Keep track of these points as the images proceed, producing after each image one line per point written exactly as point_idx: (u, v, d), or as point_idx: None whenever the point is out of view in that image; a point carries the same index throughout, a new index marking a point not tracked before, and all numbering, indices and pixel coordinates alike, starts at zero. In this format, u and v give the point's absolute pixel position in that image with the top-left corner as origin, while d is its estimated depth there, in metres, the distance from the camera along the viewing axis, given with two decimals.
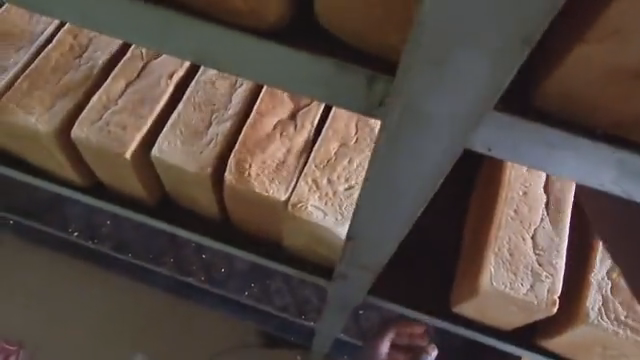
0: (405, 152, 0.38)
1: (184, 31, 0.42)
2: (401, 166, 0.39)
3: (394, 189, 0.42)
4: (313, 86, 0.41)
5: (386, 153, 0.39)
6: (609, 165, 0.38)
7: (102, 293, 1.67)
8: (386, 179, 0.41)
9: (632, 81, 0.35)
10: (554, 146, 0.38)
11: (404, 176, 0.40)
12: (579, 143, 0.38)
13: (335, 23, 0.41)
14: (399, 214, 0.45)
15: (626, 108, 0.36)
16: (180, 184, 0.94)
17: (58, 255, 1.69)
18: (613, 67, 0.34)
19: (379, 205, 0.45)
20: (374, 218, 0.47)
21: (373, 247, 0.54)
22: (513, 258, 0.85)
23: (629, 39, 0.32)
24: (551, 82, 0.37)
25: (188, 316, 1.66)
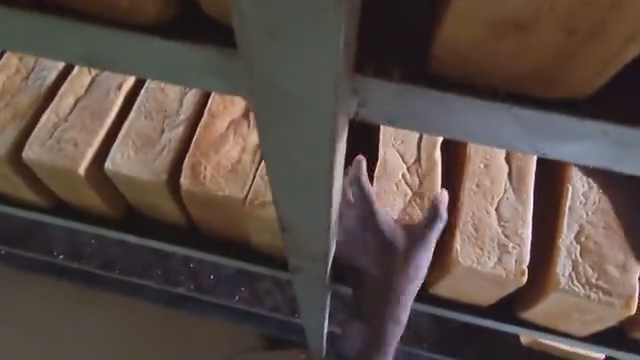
0: (289, 126, 0.39)
1: (68, 34, 0.41)
2: (294, 142, 0.40)
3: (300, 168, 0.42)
4: (206, 78, 0.40)
5: (274, 130, 0.39)
6: (503, 122, 0.37)
7: (97, 313, 1.66)
8: (289, 157, 0.42)
9: (512, 36, 0.33)
10: (450, 103, 0.37)
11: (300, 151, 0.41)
12: (472, 103, 0.37)
13: (216, 10, 0.40)
14: (317, 195, 0.45)
15: (516, 63, 0.35)
16: (138, 194, 0.94)
17: (50, 279, 1.69)
18: (492, 27, 0.33)
19: (299, 189, 0.45)
20: (297, 203, 0.47)
21: (309, 234, 0.53)
22: (477, 232, 0.83)
23: None
24: (438, 47, 0.36)
25: (183, 326, 1.66)
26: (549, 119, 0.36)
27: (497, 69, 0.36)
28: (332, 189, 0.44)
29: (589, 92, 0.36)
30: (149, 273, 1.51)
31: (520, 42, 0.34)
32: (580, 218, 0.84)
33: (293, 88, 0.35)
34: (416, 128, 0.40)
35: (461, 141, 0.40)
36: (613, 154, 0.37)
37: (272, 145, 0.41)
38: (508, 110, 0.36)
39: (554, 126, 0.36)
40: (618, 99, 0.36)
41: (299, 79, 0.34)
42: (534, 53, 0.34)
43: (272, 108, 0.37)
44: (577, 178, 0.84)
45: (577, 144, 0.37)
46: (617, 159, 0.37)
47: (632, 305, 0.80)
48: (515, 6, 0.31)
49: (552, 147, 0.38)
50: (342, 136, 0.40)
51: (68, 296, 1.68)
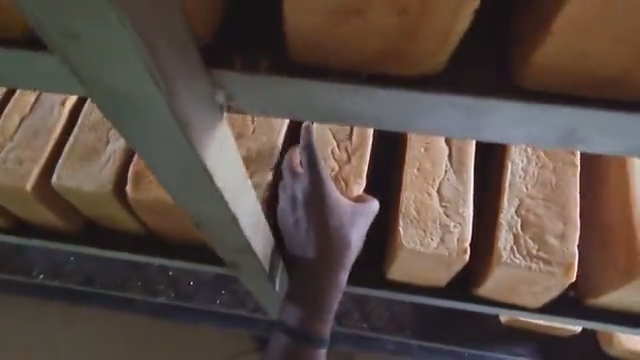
0: (155, 143, 0.38)
1: None
2: (168, 157, 0.39)
3: (185, 180, 0.43)
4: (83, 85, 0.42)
5: (144, 147, 0.39)
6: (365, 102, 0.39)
7: (83, 329, 1.68)
8: (173, 171, 0.41)
9: (353, 20, 0.35)
10: (310, 86, 0.39)
11: (177, 166, 0.40)
12: (331, 88, 0.39)
13: None
14: (208, 196, 0.46)
15: (366, 46, 0.37)
16: (90, 206, 0.95)
17: (34, 298, 1.70)
18: (332, 12, 0.34)
19: (189, 192, 0.46)
20: (198, 205, 0.48)
21: (223, 229, 0.54)
22: (419, 215, 0.85)
23: None
24: (293, 36, 0.37)
25: (168, 335, 1.67)
26: (404, 95, 0.38)
27: (351, 54, 0.37)
28: (221, 191, 0.45)
29: (442, 67, 0.38)
30: (129, 284, 1.52)
31: (362, 24, 0.35)
32: (520, 193, 0.85)
33: (141, 111, 0.34)
34: (289, 115, 0.41)
35: (334, 124, 0.42)
36: (470, 124, 0.39)
37: (152, 162, 0.40)
38: (367, 90, 0.38)
39: (411, 100, 0.38)
40: (468, 71, 0.38)
41: (141, 100, 0.33)
42: (379, 35, 0.36)
43: (132, 129, 0.36)
44: (516, 152, 0.85)
45: (434, 118, 0.39)
46: (476, 128, 0.39)
47: (572, 271, 0.82)
48: None
49: (419, 119, 0.39)
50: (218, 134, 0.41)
51: (52, 314, 1.69)
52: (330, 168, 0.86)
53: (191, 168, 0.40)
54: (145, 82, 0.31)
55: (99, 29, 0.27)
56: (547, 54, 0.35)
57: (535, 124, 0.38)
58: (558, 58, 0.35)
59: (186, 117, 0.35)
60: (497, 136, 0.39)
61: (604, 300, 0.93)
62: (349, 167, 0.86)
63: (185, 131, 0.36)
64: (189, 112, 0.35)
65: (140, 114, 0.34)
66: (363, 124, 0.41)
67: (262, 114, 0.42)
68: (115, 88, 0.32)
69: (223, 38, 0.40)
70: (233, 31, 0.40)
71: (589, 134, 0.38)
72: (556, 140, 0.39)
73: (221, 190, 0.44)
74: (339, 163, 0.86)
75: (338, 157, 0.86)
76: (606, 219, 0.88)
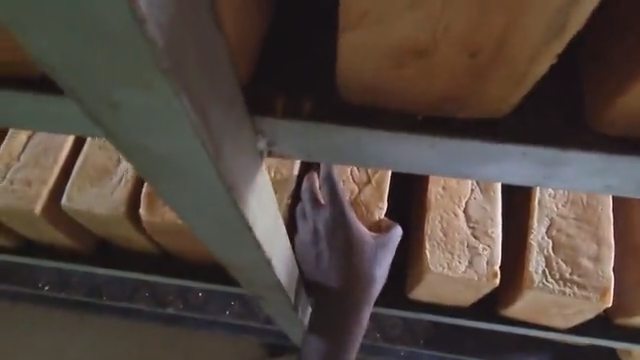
0: (193, 203, 0.34)
1: None
2: (206, 214, 0.36)
3: (222, 233, 0.39)
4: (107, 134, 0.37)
5: (180, 206, 0.34)
6: (420, 152, 0.36)
7: (90, 341, 1.64)
8: (211, 225, 0.38)
9: (417, 61, 0.31)
10: (356, 135, 0.36)
11: (215, 222, 0.37)
12: (381, 136, 0.35)
13: None
14: (242, 246, 0.42)
15: (427, 86, 0.33)
16: (101, 226, 0.92)
17: (39, 308, 1.66)
18: (393, 53, 0.31)
19: (226, 244, 0.42)
20: (230, 252, 0.44)
21: (254, 271, 0.51)
22: (446, 236, 0.82)
23: (381, 21, 0.28)
24: (345, 78, 0.34)
25: (176, 347, 1.63)
26: (462, 146, 0.35)
27: (410, 95, 0.34)
28: (259, 241, 0.41)
29: (509, 111, 0.34)
30: (137, 296, 1.47)
31: (426, 65, 0.31)
32: (551, 212, 0.81)
33: (184, 178, 0.30)
34: (334, 161, 0.38)
35: (380, 169, 0.39)
36: (535, 173, 0.36)
37: (188, 219, 0.37)
38: (422, 141, 0.35)
39: (470, 151, 0.35)
40: (536, 112, 0.35)
41: (184, 168, 0.28)
42: (444, 78, 0.32)
43: (170, 193, 0.32)
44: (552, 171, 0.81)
45: (493, 166, 0.36)
46: (540, 176, 0.36)
47: (608, 296, 0.79)
48: (411, 32, 0.29)
49: (470, 170, 0.37)
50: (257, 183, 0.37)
51: (59, 323, 1.66)
52: (349, 191, 0.85)
53: (231, 224, 0.37)
54: (195, 156, 0.27)
55: (147, 111, 0.22)
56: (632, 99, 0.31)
57: (608, 172, 0.35)
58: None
59: (233, 179, 0.31)
60: (561, 184, 0.37)
61: (633, 321, 0.90)
62: (368, 190, 0.85)
63: (232, 194, 0.32)
64: (234, 173, 0.31)
65: (181, 179, 0.30)
66: (410, 170, 0.39)
67: (305, 157, 0.39)
68: (157, 159, 0.28)
69: (263, 76, 0.36)
70: (276, 68, 0.36)
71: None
72: (633, 185, 0.36)
73: (260, 239, 0.41)
74: (358, 185, 0.86)
75: (358, 179, 0.86)
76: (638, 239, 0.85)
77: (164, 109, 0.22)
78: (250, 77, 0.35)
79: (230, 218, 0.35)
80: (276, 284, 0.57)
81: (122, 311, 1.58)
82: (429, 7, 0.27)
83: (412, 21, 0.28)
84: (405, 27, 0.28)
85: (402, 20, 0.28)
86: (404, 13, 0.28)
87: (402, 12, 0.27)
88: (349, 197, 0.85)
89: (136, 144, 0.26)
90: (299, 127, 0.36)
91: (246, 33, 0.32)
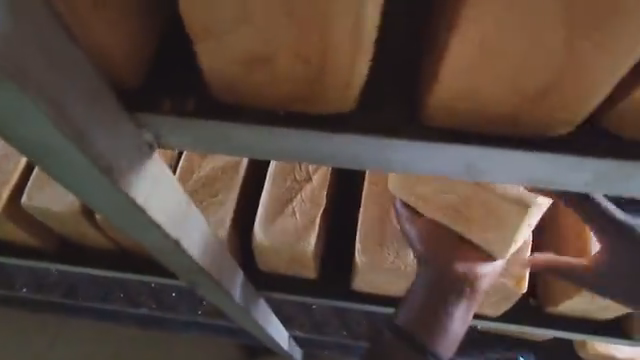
0: (84, 185, 0.40)
1: None
2: (101, 196, 0.42)
3: (126, 215, 0.46)
4: None
5: (77, 188, 0.41)
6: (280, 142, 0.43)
7: (67, 342, 1.69)
8: (112, 208, 0.44)
9: (264, 66, 0.38)
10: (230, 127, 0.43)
11: (111, 204, 0.43)
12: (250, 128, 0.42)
13: None
14: (148, 229, 0.48)
15: (282, 88, 0.40)
16: (62, 224, 0.98)
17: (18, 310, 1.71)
18: (244, 60, 0.37)
19: (135, 227, 0.48)
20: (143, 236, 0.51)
21: (172, 255, 0.57)
22: (378, 230, 0.88)
23: (222, 34, 0.35)
24: (215, 81, 0.40)
25: (151, 347, 1.68)
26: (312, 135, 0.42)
27: (268, 96, 0.41)
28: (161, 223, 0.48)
29: (350, 108, 0.42)
30: (111, 297, 1.52)
31: (273, 71, 0.38)
32: None
33: (67, 162, 0.37)
34: (220, 152, 0.46)
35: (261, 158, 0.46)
36: (378, 157, 0.43)
37: (91, 201, 0.43)
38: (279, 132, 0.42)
39: (320, 139, 0.43)
40: (376, 111, 0.42)
41: (62, 151, 0.35)
42: (292, 82, 0.39)
43: (64, 176, 0.39)
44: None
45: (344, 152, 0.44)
46: (383, 160, 0.43)
47: (523, 283, 0.85)
48: (249, 42, 0.36)
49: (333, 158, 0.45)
50: (150, 173, 0.44)
51: (37, 325, 1.71)
52: (292, 188, 0.91)
53: (126, 206, 0.43)
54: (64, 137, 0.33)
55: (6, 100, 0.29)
56: (440, 96, 0.38)
57: (436, 157, 0.42)
58: (451, 99, 0.38)
59: (109, 163, 0.38)
60: (404, 167, 0.44)
61: (561, 308, 0.96)
62: (309, 189, 0.91)
63: (111, 178, 0.38)
64: (114, 161, 0.38)
65: (62, 161, 0.36)
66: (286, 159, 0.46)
67: (193, 149, 0.45)
68: (36, 143, 0.34)
69: (151, 81, 0.42)
70: (163, 73, 0.43)
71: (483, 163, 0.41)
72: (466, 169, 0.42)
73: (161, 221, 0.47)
74: (300, 183, 0.91)
75: (299, 178, 0.91)
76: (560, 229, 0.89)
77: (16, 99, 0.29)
78: (140, 83, 0.42)
79: (123, 201, 0.42)
80: (198, 268, 0.63)
81: (98, 311, 1.63)
82: (253, 22, 0.34)
83: (246, 33, 0.35)
84: (242, 38, 0.35)
85: (238, 33, 0.35)
86: (236, 28, 0.35)
87: (234, 27, 0.35)
88: (290, 195, 0.91)
89: (13, 130, 0.32)
90: (183, 124, 0.43)
91: (120, 47, 0.39)
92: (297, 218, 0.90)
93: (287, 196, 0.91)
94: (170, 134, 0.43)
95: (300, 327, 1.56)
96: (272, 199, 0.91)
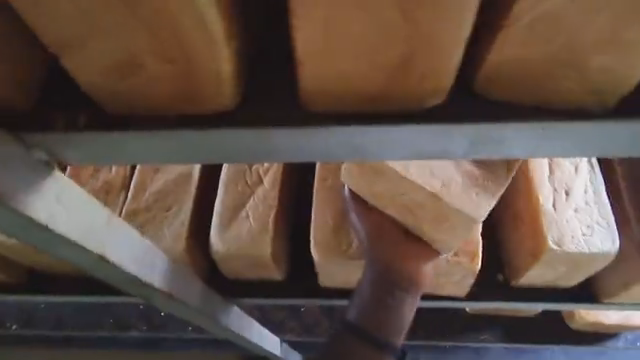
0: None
1: None
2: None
3: (33, 236, 0.45)
4: None
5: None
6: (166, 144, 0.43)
7: None
8: (18, 230, 0.44)
9: (133, 72, 0.39)
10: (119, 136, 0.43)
11: (14, 227, 0.43)
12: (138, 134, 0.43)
13: None
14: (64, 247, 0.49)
15: (158, 92, 0.41)
16: (26, 255, 0.99)
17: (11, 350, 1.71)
18: (114, 69, 0.39)
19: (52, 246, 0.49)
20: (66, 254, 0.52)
21: (108, 272, 0.58)
22: (331, 222, 0.89)
23: (81, 46, 0.37)
24: (96, 94, 0.42)
25: None
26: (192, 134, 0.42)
27: (148, 102, 0.42)
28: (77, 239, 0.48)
29: (232, 103, 0.43)
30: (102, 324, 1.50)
31: (144, 75, 0.39)
32: None
33: None
34: (113, 161, 0.46)
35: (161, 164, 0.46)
36: (261, 148, 0.43)
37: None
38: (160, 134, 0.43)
39: (200, 137, 0.43)
40: (258, 104, 0.43)
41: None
42: (166, 84, 0.40)
43: None
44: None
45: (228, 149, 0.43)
46: (267, 151, 0.43)
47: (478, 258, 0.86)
48: (109, 49, 0.37)
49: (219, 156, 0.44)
50: (55, 194, 0.44)
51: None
52: (245, 192, 0.92)
53: (32, 228, 0.43)
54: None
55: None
56: (309, 81, 0.40)
57: (317, 143, 0.42)
58: (317, 83, 0.40)
59: None
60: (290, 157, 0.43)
61: (527, 279, 0.96)
62: (261, 191, 0.92)
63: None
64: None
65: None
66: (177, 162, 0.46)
67: (95, 162, 0.47)
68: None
69: (47, 104, 0.45)
70: (57, 96, 0.46)
71: (362, 143, 0.41)
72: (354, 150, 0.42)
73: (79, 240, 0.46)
74: (252, 186, 0.92)
75: (251, 181, 0.92)
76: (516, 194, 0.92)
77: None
78: (32, 106, 0.45)
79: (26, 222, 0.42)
80: (140, 281, 0.64)
81: (91, 339, 1.64)
82: (104, 30, 0.36)
83: (103, 40, 0.36)
84: (101, 45, 0.37)
85: (96, 42, 0.37)
86: (92, 37, 0.36)
87: (89, 36, 0.36)
88: (244, 199, 0.92)
89: None
90: (79, 138, 0.44)
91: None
92: (251, 220, 0.91)
93: (240, 201, 0.92)
94: (70, 150, 0.45)
95: (292, 331, 1.56)
96: (226, 205, 0.92)
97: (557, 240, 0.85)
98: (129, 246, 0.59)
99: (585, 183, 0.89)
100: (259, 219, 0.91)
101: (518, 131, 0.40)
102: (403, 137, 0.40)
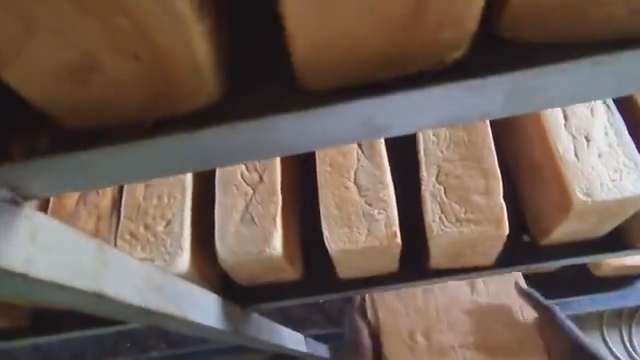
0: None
1: None
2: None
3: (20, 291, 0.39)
4: None
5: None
6: (147, 152, 0.37)
7: None
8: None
9: (91, 75, 0.32)
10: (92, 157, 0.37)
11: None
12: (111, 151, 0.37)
13: None
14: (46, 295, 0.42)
15: (125, 96, 0.34)
16: None
17: None
18: (65, 75, 0.32)
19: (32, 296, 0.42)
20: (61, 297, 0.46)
21: (104, 308, 0.52)
22: (342, 211, 0.82)
23: (20, 52, 0.30)
24: (50, 108, 0.35)
25: None
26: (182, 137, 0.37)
27: (118, 110, 0.35)
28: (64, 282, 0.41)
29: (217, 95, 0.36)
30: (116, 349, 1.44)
31: (105, 78, 0.32)
32: (437, 159, 0.84)
33: None
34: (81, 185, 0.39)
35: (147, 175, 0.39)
36: (261, 136, 0.38)
37: None
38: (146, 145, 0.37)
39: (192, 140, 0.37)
40: (250, 94, 0.37)
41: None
42: (133, 84, 0.33)
43: None
44: None
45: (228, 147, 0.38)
46: (267, 138, 0.38)
47: (504, 224, 0.80)
48: (55, 53, 0.30)
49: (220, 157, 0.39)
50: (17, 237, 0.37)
51: None
52: (244, 192, 0.85)
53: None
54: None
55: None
56: (309, 51, 0.33)
57: (319, 123, 0.37)
58: (318, 54, 0.33)
59: None
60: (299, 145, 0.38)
61: (555, 237, 0.91)
62: (262, 189, 0.85)
63: None
64: None
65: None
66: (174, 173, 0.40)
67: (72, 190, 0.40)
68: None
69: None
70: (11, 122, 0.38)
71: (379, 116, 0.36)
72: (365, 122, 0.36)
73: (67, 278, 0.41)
74: (252, 185, 0.86)
75: (249, 180, 0.86)
76: (532, 149, 0.86)
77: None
78: None
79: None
80: (142, 313, 0.58)
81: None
82: (46, 28, 0.29)
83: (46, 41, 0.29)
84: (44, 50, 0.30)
85: (37, 44, 0.29)
86: (32, 41, 0.29)
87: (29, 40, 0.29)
88: (245, 200, 0.85)
89: None
90: (49, 164, 0.38)
91: None
92: (256, 222, 0.84)
93: (241, 202, 0.85)
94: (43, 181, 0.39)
95: (316, 325, 1.49)
96: (227, 209, 0.86)
97: (586, 191, 0.79)
98: (123, 275, 0.52)
99: (605, 126, 0.83)
100: (264, 220, 0.84)
101: (560, 76, 0.35)
102: (427, 101, 0.35)
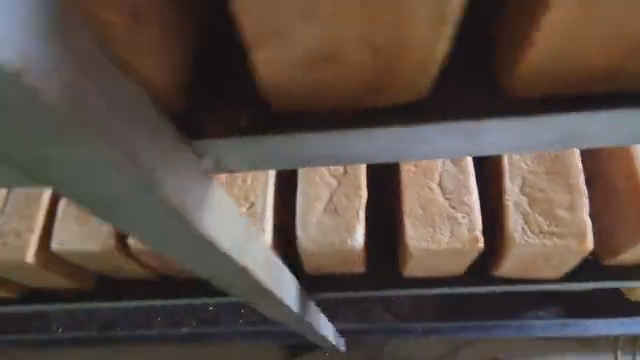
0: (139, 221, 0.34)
1: None
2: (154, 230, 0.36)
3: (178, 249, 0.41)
4: None
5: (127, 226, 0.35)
6: (351, 143, 0.38)
7: None
8: (165, 241, 0.39)
9: (330, 63, 0.34)
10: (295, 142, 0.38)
11: (170, 235, 0.37)
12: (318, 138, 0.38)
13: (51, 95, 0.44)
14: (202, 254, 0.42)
15: (348, 85, 0.36)
16: (94, 263, 0.94)
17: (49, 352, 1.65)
18: (308, 60, 0.33)
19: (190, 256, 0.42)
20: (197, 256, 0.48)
21: (234, 282, 0.54)
22: (426, 211, 0.84)
23: (280, 36, 0.31)
24: (271, 89, 0.36)
25: None
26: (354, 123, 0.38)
27: (335, 95, 0.37)
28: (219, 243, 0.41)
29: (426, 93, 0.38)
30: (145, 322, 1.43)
31: (342, 65, 0.34)
32: (521, 171, 0.84)
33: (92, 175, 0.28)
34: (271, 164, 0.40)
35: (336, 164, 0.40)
36: (464, 141, 0.38)
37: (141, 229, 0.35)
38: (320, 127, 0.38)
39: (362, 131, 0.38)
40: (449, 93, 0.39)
41: (113, 190, 0.29)
42: (361, 74, 0.35)
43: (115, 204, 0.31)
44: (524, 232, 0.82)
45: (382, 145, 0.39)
46: (470, 144, 0.38)
47: (588, 241, 0.82)
48: (313, 39, 0.31)
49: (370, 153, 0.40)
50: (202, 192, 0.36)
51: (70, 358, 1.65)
52: (328, 184, 0.87)
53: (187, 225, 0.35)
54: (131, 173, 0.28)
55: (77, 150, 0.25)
56: (542, 60, 0.35)
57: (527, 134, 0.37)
58: (548, 63, 0.35)
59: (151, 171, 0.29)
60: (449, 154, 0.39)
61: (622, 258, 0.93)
62: (346, 182, 0.87)
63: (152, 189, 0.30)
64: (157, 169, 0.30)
65: (114, 200, 0.30)
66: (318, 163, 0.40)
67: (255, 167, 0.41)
68: (84, 194, 0.29)
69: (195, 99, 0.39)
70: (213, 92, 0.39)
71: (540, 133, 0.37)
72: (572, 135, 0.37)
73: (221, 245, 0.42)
74: (336, 177, 0.87)
75: (333, 172, 0.87)
76: (614, 170, 0.88)
77: (93, 147, 0.25)
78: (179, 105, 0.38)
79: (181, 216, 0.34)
80: (254, 290, 0.59)
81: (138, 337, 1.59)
82: (319, 18, 0.30)
83: (310, 29, 0.31)
84: (305, 35, 0.31)
85: (300, 30, 0.31)
86: (299, 27, 0.30)
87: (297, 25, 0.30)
88: (328, 191, 0.87)
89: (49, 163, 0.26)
90: (249, 143, 0.38)
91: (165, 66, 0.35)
92: (338, 214, 0.86)
93: (325, 193, 0.87)
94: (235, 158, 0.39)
95: None
96: (309, 199, 0.86)
97: None
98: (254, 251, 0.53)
99: None
100: (346, 212, 0.86)
101: None
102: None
